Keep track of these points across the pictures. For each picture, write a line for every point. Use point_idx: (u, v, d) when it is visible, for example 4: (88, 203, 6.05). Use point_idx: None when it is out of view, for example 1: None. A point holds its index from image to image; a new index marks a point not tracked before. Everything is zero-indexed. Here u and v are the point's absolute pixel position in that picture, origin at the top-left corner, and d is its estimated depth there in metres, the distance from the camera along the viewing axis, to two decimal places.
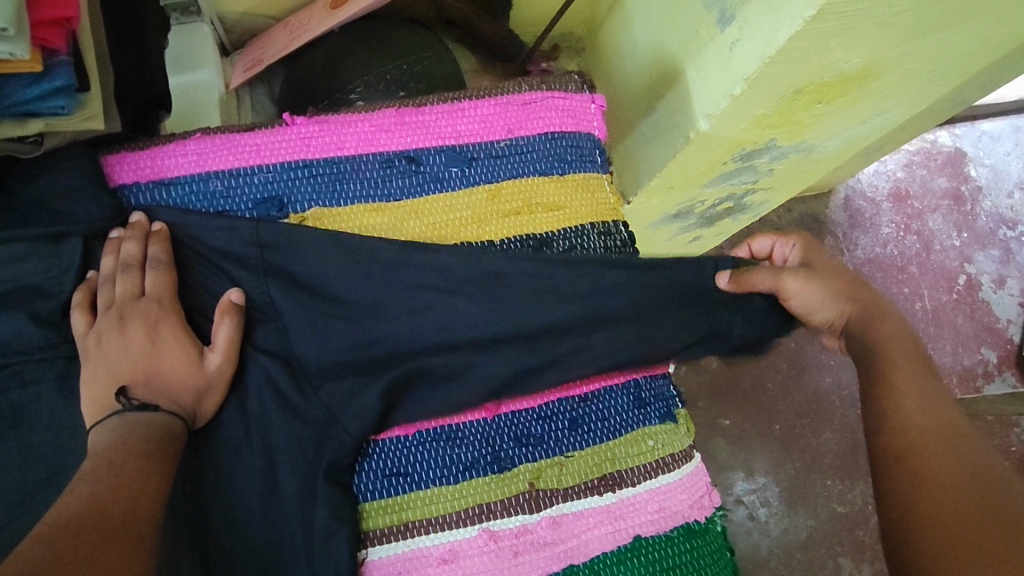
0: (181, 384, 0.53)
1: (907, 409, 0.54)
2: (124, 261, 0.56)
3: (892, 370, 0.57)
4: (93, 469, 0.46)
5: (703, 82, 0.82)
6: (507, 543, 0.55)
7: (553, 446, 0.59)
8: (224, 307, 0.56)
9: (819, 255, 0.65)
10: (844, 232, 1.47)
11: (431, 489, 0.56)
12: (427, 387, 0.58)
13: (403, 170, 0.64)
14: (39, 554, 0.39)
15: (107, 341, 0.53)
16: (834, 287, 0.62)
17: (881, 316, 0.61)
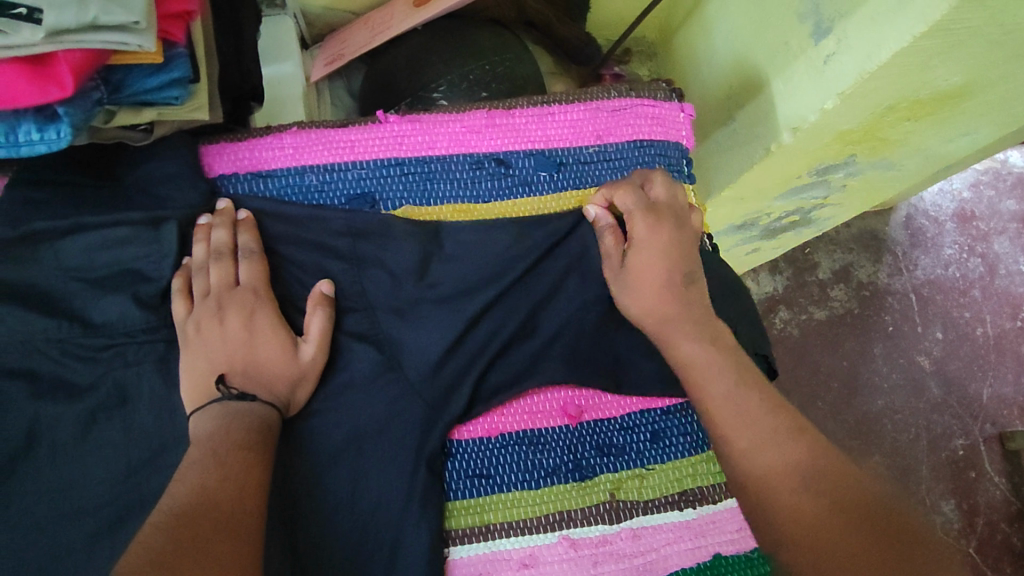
0: (277, 375, 0.54)
1: (757, 454, 0.50)
2: (216, 248, 0.56)
3: (725, 402, 0.53)
4: (200, 458, 0.48)
5: (789, 94, 0.80)
6: (587, 552, 0.55)
7: (634, 458, 0.59)
8: (316, 299, 0.57)
9: (654, 237, 0.59)
10: (904, 251, 1.42)
11: (513, 492, 0.56)
12: (510, 392, 0.58)
13: (492, 172, 0.64)
14: (160, 541, 0.41)
15: (205, 329, 0.53)
16: (646, 288, 0.58)
17: (692, 321, 0.57)
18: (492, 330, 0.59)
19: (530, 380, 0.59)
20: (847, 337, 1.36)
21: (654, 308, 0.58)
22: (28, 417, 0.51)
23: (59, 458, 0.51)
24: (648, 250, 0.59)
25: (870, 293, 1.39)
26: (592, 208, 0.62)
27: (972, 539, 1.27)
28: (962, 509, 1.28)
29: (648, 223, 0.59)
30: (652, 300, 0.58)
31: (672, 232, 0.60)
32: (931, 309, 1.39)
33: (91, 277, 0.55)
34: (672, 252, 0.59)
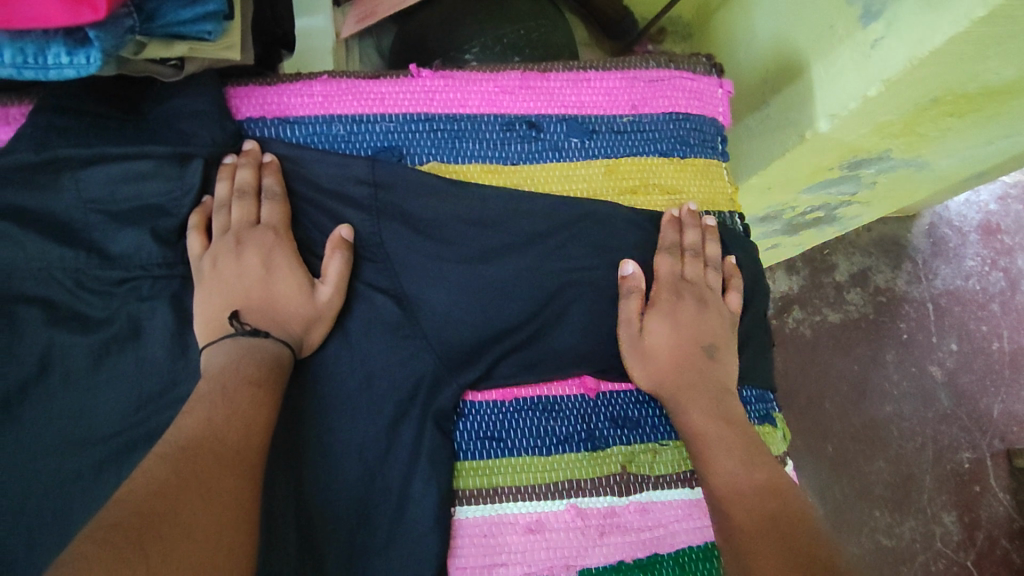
0: (291, 312, 0.53)
1: (697, 410, 0.54)
2: (240, 187, 0.55)
3: (695, 413, 0.54)
4: (209, 392, 0.47)
5: (831, 79, 0.78)
6: (594, 522, 0.54)
7: (647, 432, 0.58)
8: (334, 242, 0.55)
9: (676, 316, 0.58)
10: (924, 259, 1.40)
11: (523, 458, 0.55)
12: (528, 358, 0.57)
13: (523, 135, 0.62)
14: (164, 474, 0.41)
15: (223, 265, 0.53)
16: (662, 362, 0.56)
17: (699, 386, 0.55)
18: (513, 293, 0.57)
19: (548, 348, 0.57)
20: (859, 342, 1.34)
21: (665, 375, 0.56)
22: (42, 345, 0.51)
23: (72, 386, 0.51)
24: (672, 315, 0.58)
25: (887, 298, 1.37)
26: (626, 260, 0.59)
27: (970, 552, 1.25)
28: (963, 522, 1.27)
29: (693, 304, 0.58)
30: (664, 373, 0.56)
31: (704, 312, 0.58)
32: (947, 320, 1.37)
33: (110, 209, 0.54)
34: (703, 328, 0.58)
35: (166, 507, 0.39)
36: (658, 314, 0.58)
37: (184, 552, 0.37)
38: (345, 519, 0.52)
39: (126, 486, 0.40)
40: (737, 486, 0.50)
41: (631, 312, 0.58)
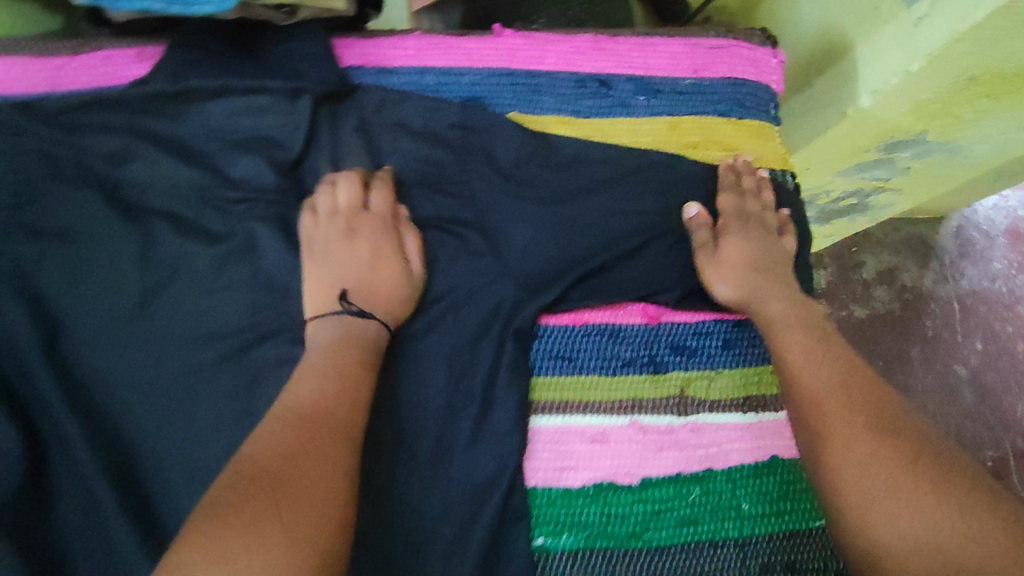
0: (388, 293, 0.57)
1: (776, 307, 0.59)
2: (352, 178, 0.61)
3: (773, 307, 0.59)
4: (312, 364, 0.52)
5: (875, 57, 0.83)
6: (653, 436, 0.60)
7: (705, 360, 0.62)
8: (409, 228, 0.61)
9: (749, 232, 0.64)
10: (951, 260, 1.44)
11: (591, 376, 0.61)
12: (596, 287, 0.62)
13: (594, 92, 0.68)
14: (278, 434, 0.46)
15: (332, 244, 0.58)
16: (740, 268, 0.61)
17: (774, 288, 0.61)
18: (586, 231, 0.64)
19: (613, 281, 0.63)
20: (885, 335, 1.38)
21: (743, 278, 0.61)
22: (173, 251, 0.58)
23: (196, 289, 0.57)
24: (744, 236, 0.63)
25: (913, 295, 1.41)
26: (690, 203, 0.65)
27: None
28: None
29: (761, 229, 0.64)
30: (739, 277, 0.61)
31: (770, 238, 0.65)
32: (973, 319, 1.39)
33: (231, 138, 0.60)
34: (771, 248, 0.64)
35: (286, 473, 0.44)
36: (733, 232, 0.63)
37: (293, 501, 0.42)
38: (431, 422, 0.58)
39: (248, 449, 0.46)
40: (818, 373, 0.53)
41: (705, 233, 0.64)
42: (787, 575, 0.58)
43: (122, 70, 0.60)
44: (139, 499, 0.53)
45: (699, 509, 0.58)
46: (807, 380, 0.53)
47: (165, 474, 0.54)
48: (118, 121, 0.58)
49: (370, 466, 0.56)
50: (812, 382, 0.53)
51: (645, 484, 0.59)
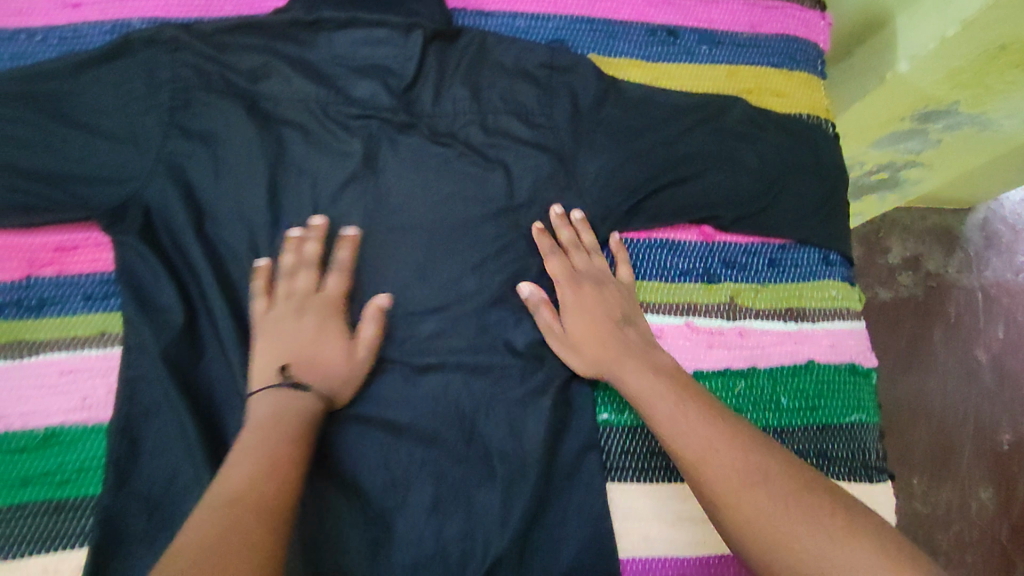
0: (335, 376, 0.60)
1: (635, 373, 0.59)
2: (307, 258, 0.63)
3: (629, 374, 0.60)
4: (248, 442, 0.53)
5: (913, 26, 0.91)
6: (706, 335, 0.68)
7: (752, 275, 0.71)
8: (372, 311, 0.63)
9: (583, 306, 0.65)
10: (977, 250, 1.50)
11: (652, 282, 0.70)
12: (659, 209, 0.70)
13: (663, 40, 0.77)
14: (209, 518, 0.46)
15: (284, 324, 0.61)
16: (588, 337, 0.63)
17: (630, 356, 0.61)
18: (656, 158, 0.70)
19: (676, 205, 0.70)
20: (907, 319, 1.43)
21: (593, 356, 0.63)
22: (302, 159, 0.67)
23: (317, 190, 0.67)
24: (581, 307, 0.65)
25: (938, 282, 1.46)
26: (542, 225, 0.67)
27: (1005, 526, 1.29)
28: (998, 498, 1.30)
29: (593, 291, 0.66)
30: (591, 338, 0.63)
31: (612, 292, 0.66)
32: (995, 307, 1.44)
33: (351, 65, 0.69)
34: (608, 306, 0.65)
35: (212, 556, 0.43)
36: (566, 285, 0.66)
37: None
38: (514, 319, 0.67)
39: (180, 539, 0.45)
40: (689, 433, 0.53)
41: (561, 298, 0.66)
42: (817, 459, 0.67)
43: (262, 3, 0.72)
44: None
45: (744, 399, 0.67)
46: (670, 441, 0.54)
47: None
48: (258, 43, 0.68)
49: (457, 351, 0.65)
50: (692, 441, 0.52)
51: (697, 375, 0.67)
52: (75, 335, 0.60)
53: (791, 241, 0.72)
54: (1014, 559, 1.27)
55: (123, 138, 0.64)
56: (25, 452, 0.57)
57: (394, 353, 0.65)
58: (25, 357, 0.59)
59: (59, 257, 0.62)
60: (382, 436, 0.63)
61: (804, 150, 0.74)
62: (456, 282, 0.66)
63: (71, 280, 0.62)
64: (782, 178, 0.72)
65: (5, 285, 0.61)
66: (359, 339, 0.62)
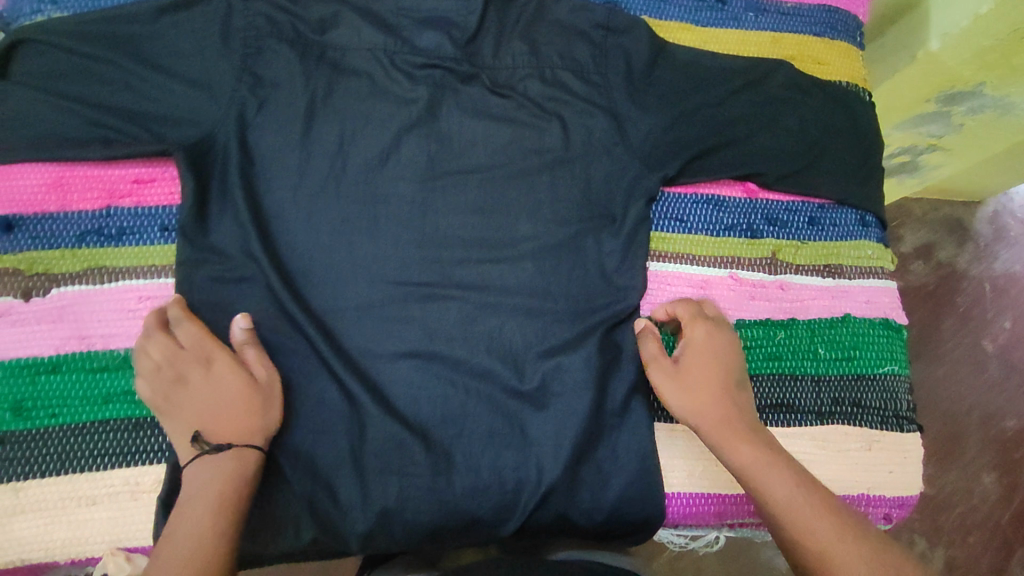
0: (244, 412, 0.58)
1: (754, 443, 0.58)
2: (149, 327, 0.59)
3: (746, 444, 0.58)
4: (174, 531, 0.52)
5: (946, 5, 0.95)
6: (749, 287, 0.71)
7: (793, 232, 0.74)
8: (241, 337, 0.60)
9: (708, 353, 0.63)
10: (987, 243, 1.49)
11: (699, 235, 0.72)
12: (707, 166, 0.72)
13: (712, 6, 0.80)
14: None
15: (169, 395, 0.57)
16: (706, 389, 0.61)
17: (746, 424, 0.60)
18: (705, 116, 0.73)
19: (722, 163, 0.73)
20: (921, 307, 1.42)
21: (711, 408, 0.60)
22: (363, 107, 0.68)
23: (374, 135, 0.68)
24: (704, 357, 0.63)
25: (949, 271, 1.44)
26: (639, 319, 0.66)
27: (1008, 511, 1.28)
28: (1002, 483, 1.30)
29: (719, 343, 0.64)
30: (708, 393, 0.61)
31: (731, 352, 0.64)
32: (1003, 300, 1.44)
33: (415, 17, 0.70)
34: (728, 364, 0.63)
35: None
36: (693, 332, 0.64)
37: None
38: (564, 271, 0.67)
39: None
40: (811, 525, 0.53)
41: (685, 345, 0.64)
42: (854, 408, 0.70)
43: None
44: (327, 297, 0.64)
45: (784, 348, 0.70)
46: (788, 523, 0.53)
47: (355, 278, 0.64)
48: None
49: (505, 299, 0.66)
50: (807, 532, 0.52)
51: (740, 324, 0.70)
52: (151, 264, 0.63)
53: (828, 201, 0.76)
54: (1016, 543, 1.26)
55: (191, 76, 0.65)
56: (105, 371, 0.60)
57: (453, 293, 0.65)
58: (105, 282, 0.62)
59: (136, 189, 0.64)
60: (430, 376, 0.64)
61: (841, 115, 0.77)
62: (512, 227, 0.68)
63: (147, 212, 0.64)
64: (819, 140, 0.75)
65: (86, 214, 0.63)
66: (252, 367, 0.60)
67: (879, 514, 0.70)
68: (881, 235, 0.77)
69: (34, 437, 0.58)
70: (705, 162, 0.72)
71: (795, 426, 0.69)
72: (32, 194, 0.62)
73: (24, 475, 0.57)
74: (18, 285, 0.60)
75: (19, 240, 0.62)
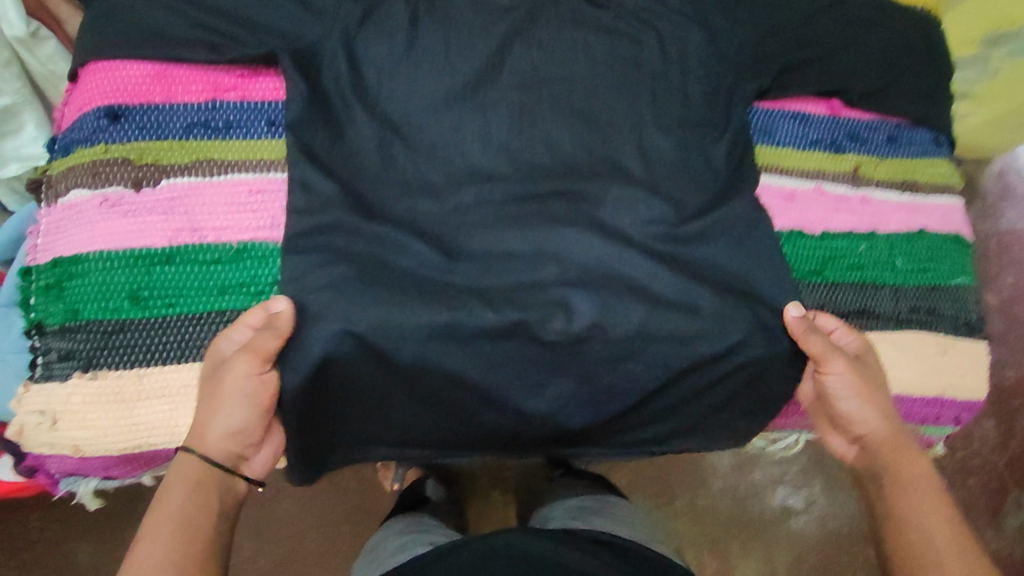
0: (207, 420, 0.56)
1: (907, 468, 0.59)
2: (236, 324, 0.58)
3: (908, 463, 0.59)
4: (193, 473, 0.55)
5: None
6: (834, 200, 0.74)
7: (873, 148, 0.76)
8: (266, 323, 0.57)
9: (869, 372, 0.64)
10: None
11: (787, 148, 0.74)
12: (796, 80, 0.73)
13: None
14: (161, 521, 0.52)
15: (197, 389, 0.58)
16: (869, 394, 0.62)
17: (902, 446, 0.60)
18: (798, 31, 0.73)
19: (812, 78, 0.74)
20: None
21: (874, 422, 0.62)
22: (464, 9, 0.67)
23: (473, 37, 0.67)
24: (868, 377, 0.63)
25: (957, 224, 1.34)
26: (795, 305, 0.64)
27: (1004, 455, 1.24)
28: (999, 429, 1.24)
29: (874, 368, 0.64)
30: (869, 403, 0.62)
31: (884, 385, 0.64)
32: None
33: None
34: (880, 386, 0.64)
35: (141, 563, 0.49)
36: (863, 357, 0.64)
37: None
38: (658, 178, 0.68)
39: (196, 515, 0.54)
40: (925, 531, 0.55)
41: (854, 355, 0.64)
42: (930, 316, 0.73)
43: None
44: (429, 198, 0.64)
45: (866, 258, 0.73)
46: (910, 525, 0.56)
47: (460, 178, 0.64)
48: None
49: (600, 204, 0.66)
50: (922, 529, 0.55)
51: (826, 234, 0.73)
52: (261, 158, 0.62)
53: (906, 121, 0.78)
54: (1010, 487, 1.23)
55: None
56: (219, 264, 0.60)
57: (549, 196, 0.66)
58: (214, 175, 0.61)
59: (241, 84, 0.64)
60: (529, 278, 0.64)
61: (923, 36, 0.78)
62: (610, 136, 0.68)
63: (254, 107, 0.63)
64: (903, 58, 0.76)
65: (191, 107, 0.62)
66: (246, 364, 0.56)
67: (949, 416, 0.75)
68: (952, 156, 0.80)
69: (152, 324, 0.58)
70: (795, 76, 0.73)
71: (877, 331, 0.72)
72: (136, 85, 0.62)
73: (145, 361, 0.58)
74: (129, 175, 0.60)
75: (127, 130, 0.61)
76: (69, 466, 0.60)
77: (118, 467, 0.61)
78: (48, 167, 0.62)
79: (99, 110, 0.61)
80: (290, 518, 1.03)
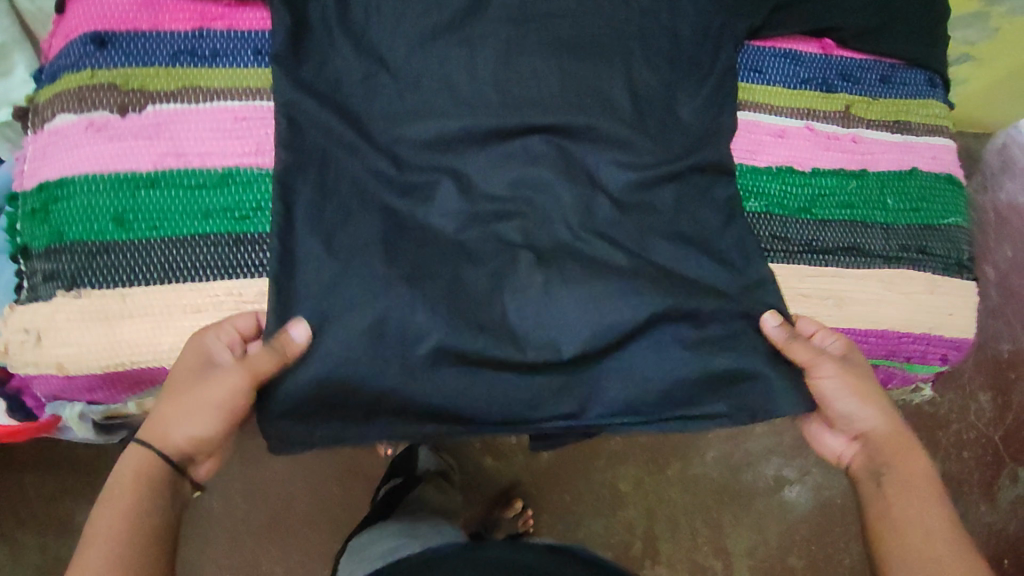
0: (175, 416, 0.55)
1: (900, 463, 0.61)
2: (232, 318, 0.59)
3: (908, 461, 0.61)
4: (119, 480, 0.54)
5: None
6: (823, 138, 0.73)
7: (864, 89, 0.76)
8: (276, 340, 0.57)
9: (858, 370, 0.64)
10: (992, 172, 1.31)
11: (779, 87, 0.74)
12: (786, 19, 0.73)
13: None
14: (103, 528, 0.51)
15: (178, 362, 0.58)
16: (860, 391, 0.63)
17: (898, 446, 0.62)
18: None
19: (803, 16, 0.73)
20: None
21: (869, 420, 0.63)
22: None
23: None
24: (859, 374, 0.64)
25: None
26: (772, 313, 0.64)
27: (1000, 429, 1.19)
28: (995, 403, 1.21)
29: (864, 366, 0.65)
30: (859, 398, 0.63)
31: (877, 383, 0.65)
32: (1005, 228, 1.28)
33: None
34: (874, 385, 0.64)
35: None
36: (848, 352, 0.65)
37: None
38: (645, 113, 0.68)
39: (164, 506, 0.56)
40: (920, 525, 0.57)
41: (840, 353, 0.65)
42: (919, 254, 0.73)
43: None
44: (413, 128, 0.63)
45: (856, 197, 0.73)
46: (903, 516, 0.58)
47: (444, 111, 0.64)
48: None
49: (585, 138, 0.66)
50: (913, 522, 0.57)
51: (815, 171, 0.72)
52: (248, 86, 0.62)
53: (898, 62, 0.77)
54: (1005, 461, 1.18)
55: None
56: (203, 189, 0.60)
57: (533, 129, 0.65)
58: (200, 102, 0.61)
59: (227, 13, 0.63)
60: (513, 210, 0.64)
61: None
62: (596, 69, 0.67)
63: (241, 36, 0.63)
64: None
65: (178, 34, 0.62)
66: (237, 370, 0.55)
67: (936, 353, 0.75)
68: (944, 98, 0.79)
69: (137, 247, 0.58)
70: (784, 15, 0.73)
71: (866, 268, 0.72)
72: (124, 12, 0.61)
73: (129, 283, 0.58)
74: (114, 100, 0.60)
75: (112, 56, 0.60)
76: (53, 388, 0.61)
77: (100, 390, 0.61)
78: (34, 95, 0.62)
79: (85, 36, 0.60)
80: (278, 479, 1.03)
